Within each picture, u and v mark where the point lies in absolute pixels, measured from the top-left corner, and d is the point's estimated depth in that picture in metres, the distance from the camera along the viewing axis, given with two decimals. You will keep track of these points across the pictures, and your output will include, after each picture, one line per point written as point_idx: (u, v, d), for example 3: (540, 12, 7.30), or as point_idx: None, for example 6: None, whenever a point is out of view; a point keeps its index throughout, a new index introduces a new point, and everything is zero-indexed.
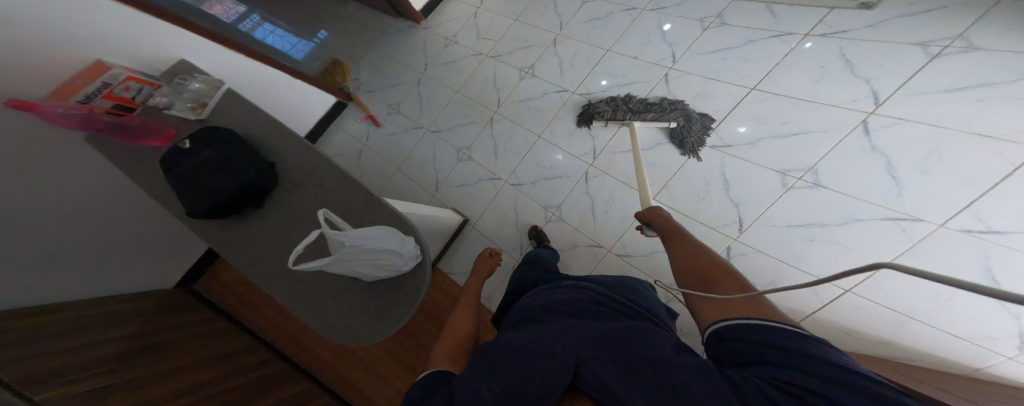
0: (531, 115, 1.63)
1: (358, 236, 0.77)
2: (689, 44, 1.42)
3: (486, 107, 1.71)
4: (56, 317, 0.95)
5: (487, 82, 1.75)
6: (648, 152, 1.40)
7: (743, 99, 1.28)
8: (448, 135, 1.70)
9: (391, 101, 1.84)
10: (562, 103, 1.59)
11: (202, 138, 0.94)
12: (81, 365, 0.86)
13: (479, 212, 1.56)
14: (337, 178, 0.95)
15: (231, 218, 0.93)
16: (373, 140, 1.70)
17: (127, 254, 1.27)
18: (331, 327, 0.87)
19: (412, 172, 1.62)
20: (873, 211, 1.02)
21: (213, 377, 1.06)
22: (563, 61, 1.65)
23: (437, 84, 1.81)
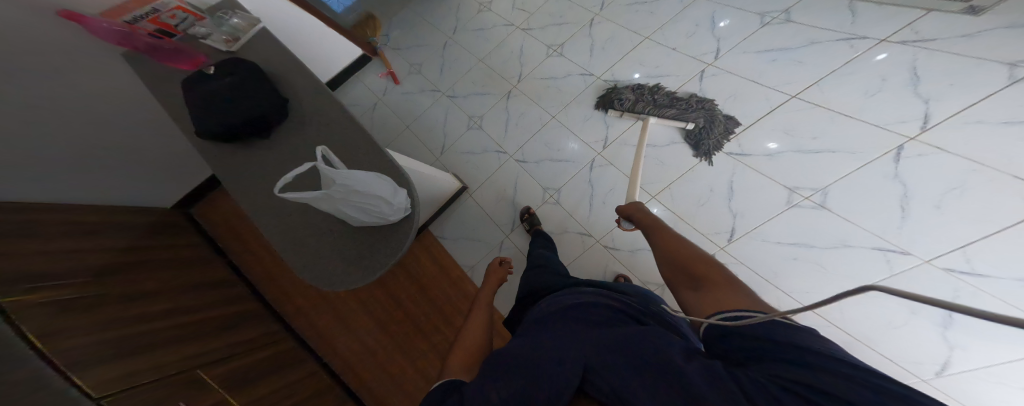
0: (549, 94, 1.56)
1: (349, 174, 0.78)
2: (739, 40, 1.30)
3: (507, 80, 1.65)
4: (83, 216, 1.05)
5: (513, 54, 1.68)
6: (661, 149, 1.31)
7: (780, 106, 1.18)
8: (462, 102, 1.67)
9: (414, 61, 1.83)
10: (584, 86, 1.52)
11: (224, 66, 0.99)
12: (89, 262, 0.94)
13: (479, 182, 1.53)
14: (337, 124, 0.98)
15: (235, 145, 0.99)
16: (389, 97, 1.78)
17: (151, 173, 1.32)
18: (306, 266, 0.90)
19: (422, 133, 1.65)
20: (866, 238, 1.00)
21: (185, 307, 1.08)
22: (597, 43, 1.56)
23: (462, 50, 1.77)
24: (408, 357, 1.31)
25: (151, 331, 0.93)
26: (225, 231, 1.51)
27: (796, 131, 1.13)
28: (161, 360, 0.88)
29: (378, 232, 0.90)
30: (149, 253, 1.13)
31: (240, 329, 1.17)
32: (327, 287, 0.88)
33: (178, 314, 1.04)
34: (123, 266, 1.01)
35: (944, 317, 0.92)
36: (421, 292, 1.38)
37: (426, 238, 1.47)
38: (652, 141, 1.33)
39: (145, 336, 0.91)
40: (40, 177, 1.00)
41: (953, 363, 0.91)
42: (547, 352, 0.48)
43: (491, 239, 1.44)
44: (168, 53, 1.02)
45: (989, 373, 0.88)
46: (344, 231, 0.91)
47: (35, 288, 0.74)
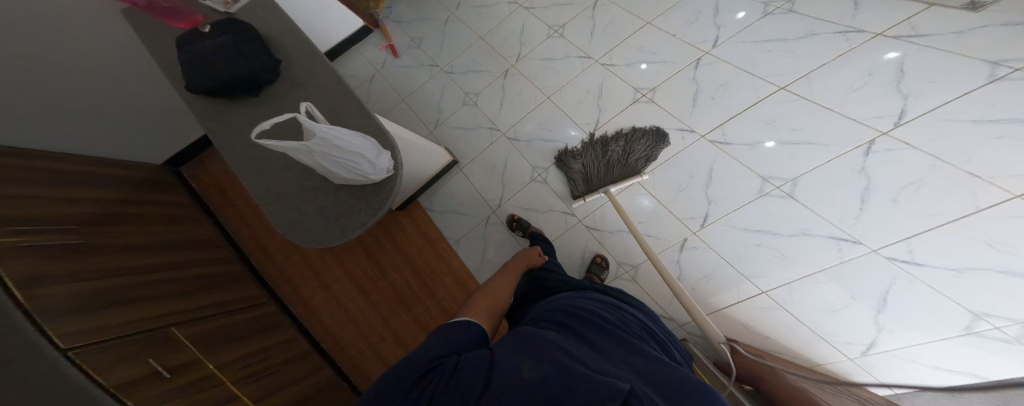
0: (546, 75, 1.56)
1: (330, 128, 0.80)
2: (739, 30, 1.29)
3: (506, 58, 1.64)
4: (81, 167, 1.08)
5: (514, 33, 1.67)
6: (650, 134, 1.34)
7: (768, 96, 1.19)
8: (460, 78, 1.66)
9: (413, 34, 1.79)
10: (581, 69, 1.52)
11: (218, 24, 1.01)
12: (76, 211, 0.95)
13: (470, 158, 1.55)
14: (329, 87, 1.00)
15: (227, 102, 1.02)
16: (387, 69, 1.75)
17: (142, 129, 1.33)
18: (292, 227, 0.95)
19: (417, 105, 1.66)
20: (826, 228, 1.04)
21: (174, 263, 1.11)
22: (597, 25, 1.55)
23: (462, 26, 1.74)
24: (389, 328, 1.34)
25: (136, 285, 0.96)
26: (212, 192, 1.50)
27: (780, 123, 1.15)
28: (150, 314, 0.92)
29: (360, 192, 0.95)
30: (143, 208, 1.17)
31: (226, 290, 1.19)
32: (309, 244, 0.93)
33: (168, 268, 1.08)
34: (110, 217, 1.04)
35: (880, 302, 0.98)
36: (404, 261, 1.42)
37: (415, 209, 1.51)
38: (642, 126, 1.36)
39: (122, 291, 0.91)
40: (38, 126, 1.03)
41: (877, 344, 0.99)
42: (592, 366, 0.55)
43: (479, 214, 1.49)
44: (166, 10, 1.04)
45: (909, 353, 0.96)
46: (330, 192, 0.95)
47: (22, 232, 0.78)
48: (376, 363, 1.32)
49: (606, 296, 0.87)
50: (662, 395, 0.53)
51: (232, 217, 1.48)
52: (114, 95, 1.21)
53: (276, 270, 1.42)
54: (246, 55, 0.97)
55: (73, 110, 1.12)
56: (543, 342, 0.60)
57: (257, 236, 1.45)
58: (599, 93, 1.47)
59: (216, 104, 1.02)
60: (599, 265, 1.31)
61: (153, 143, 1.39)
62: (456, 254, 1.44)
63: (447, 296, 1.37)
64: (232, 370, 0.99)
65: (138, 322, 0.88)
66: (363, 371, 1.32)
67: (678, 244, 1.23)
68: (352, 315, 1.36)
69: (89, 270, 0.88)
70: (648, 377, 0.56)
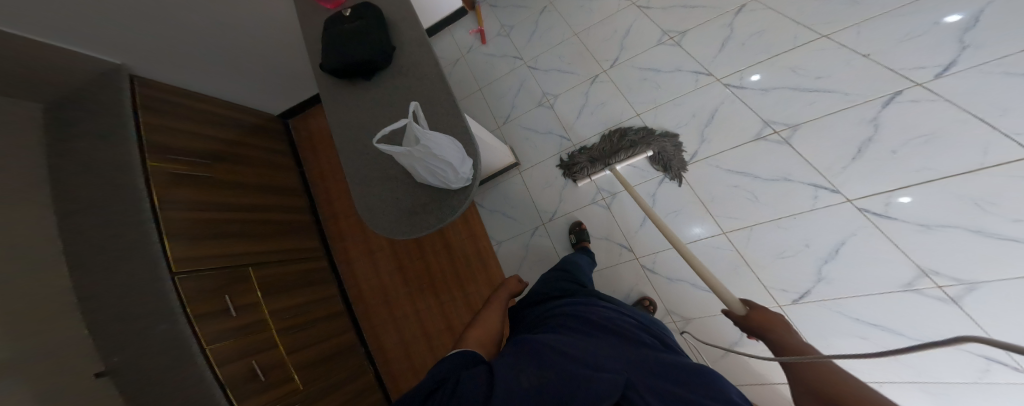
0: (644, 90, 1.44)
1: (432, 140, 0.92)
2: (1005, 53, 0.94)
3: (598, 62, 1.50)
4: (217, 112, 1.36)
5: (617, 34, 1.52)
6: (758, 183, 1.21)
7: (1004, 161, 0.90)
8: (542, 77, 1.56)
9: (507, 21, 1.71)
10: (695, 86, 1.37)
11: (357, 11, 1.24)
12: (199, 148, 1.20)
13: (533, 163, 1.50)
14: (429, 88, 1.13)
15: (345, 82, 1.23)
16: (473, 55, 1.72)
17: (270, 87, 1.58)
18: (367, 209, 1.10)
19: (490, 98, 1.60)
20: (977, 342, 0.91)
21: (265, 205, 1.34)
22: (735, 35, 1.36)
23: (558, 19, 1.61)
24: (414, 307, 1.39)
25: (237, 220, 1.19)
26: (305, 145, 1.71)
27: (1000, 205, 0.90)
28: (235, 250, 1.13)
29: (438, 194, 1.06)
30: (252, 151, 1.43)
31: (296, 237, 1.40)
32: (382, 231, 1.07)
33: (259, 209, 1.31)
34: (224, 157, 1.29)
35: None
36: (445, 249, 1.45)
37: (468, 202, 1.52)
38: (754, 171, 1.22)
39: (223, 224, 1.13)
40: (193, 76, 1.30)
41: None
42: (591, 362, 0.55)
43: (529, 222, 1.47)
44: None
45: None
46: (403, 189, 1.08)
47: (167, 159, 1.06)
48: (395, 340, 1.38)
49: (612, 303, 0.84)
50: (665, 389, 0.52)
51: (314, 169, 1.67)
52: (256, 57, 1.45)
53: (333, 226, 1.56)
54: (367, 43, 1.16)
55: (225, 67, 1.38)
56: (543, 349, 0.58)
57: (326, 188, 1.61)
58: (708, 120, 1.32)
59: (332, 85, 1.23)
60: (645, 308, 1.27)
61: (278, 98, 1.65)
62: (494, 255, 1.45)
63: (476, 293, 1.40)
64: (279, 319, 1.12)
65: (229, 255, 1.10)
66: (377, 340, 1.40)
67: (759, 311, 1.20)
68: (385, 287, 1.43)
69: (204, 199, 1.12)
70: (638, 363, 0.57)
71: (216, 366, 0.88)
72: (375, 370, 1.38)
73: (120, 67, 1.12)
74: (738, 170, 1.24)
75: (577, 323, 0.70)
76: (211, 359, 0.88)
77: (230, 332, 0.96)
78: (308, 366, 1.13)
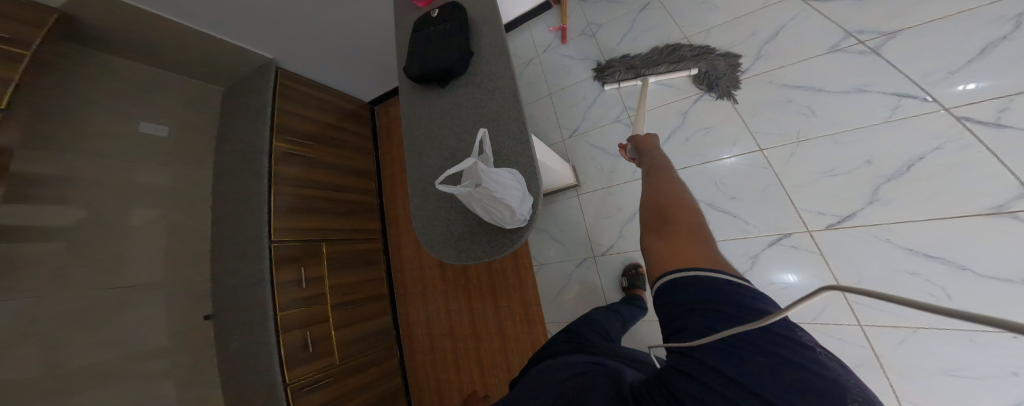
0: (787, 114, 1.04)
1: (495, 180, 0.85)
2: None
3: (732, 65, 1.13)
4: (322, 101, 1.58)
5: (764, 34, 1.11)
6: (965, 282, 0.80)
7: None
8: (627, 90, 1.26)
9: (597, 15, 1.40)
10: (891, 114, 0.91)
11: (444, 12, 1.19)
12: (304, 134, 1.43)
13: (597, 188, 1.29)
14: (496, 108, 1.04)
15: (421, 87, 1.23)
16: (548, 56, 1.47)
17: (368, 79, 1.73)
18: (422, 225, 1.13)
19: (561, 109, 1.38)
20: None
21: (348, 185, 1.56)
22: (1022, 34, 0.81)
23: (667, 15, 1.27)
24: (445, 305, 1.49)
25: (326, 199, 1.43)
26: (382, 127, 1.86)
27: None
28: (318, 227, 1.36)
29: (496, 229, 1.00)
30: (347, 135, 1.64)
31: (366, 218, 1.59)
32: (440, 255, 1.08)
33: (340, 190, 1.51)
34: (324, 141, 1.51)
35: None
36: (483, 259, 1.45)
37: None
38: (976, 265, 0.79)
39: (314, 202, 1.38)
40: (307, 68, 1.52)
41: None
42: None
43: (579, 253, 1.32)
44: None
45: None
46: (457, 215, 1.07)
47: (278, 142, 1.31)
48: (423, 330, 1.53)
49: (593, 356, 0.74)
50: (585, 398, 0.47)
51: (384, 147, 1.82)
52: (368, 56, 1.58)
53: (392, 209, 1.70)
54: (447, 50, 1.11)
55: (342, 62, 1.55)
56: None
57: (393, 174, 1.74)
58: (898, 171, 0.89)
59: (411, 91, 1.25)
60: None
61: (375, 87, 1.80)
62: (528, 283, 1.38)
63: (506, 310, 1.39)
64: (335, 294, 1.34)
65: (309, 232, 1.31)
66: (408, 327, 1.56)
67: None
68: (424, 278, 1.55)
69: (304, 179, 1.37)
70: (567, 393, 0.51)
71: (281, 331, 1.13)
72: (400, 353, 1.56)
73: (272, 61, 1.41)
74: (927, 254, 0.84)
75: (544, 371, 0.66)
76: (278, 325, 1.12)
77: (296, 300, 1.20)
78: (348, 343, 1.34)
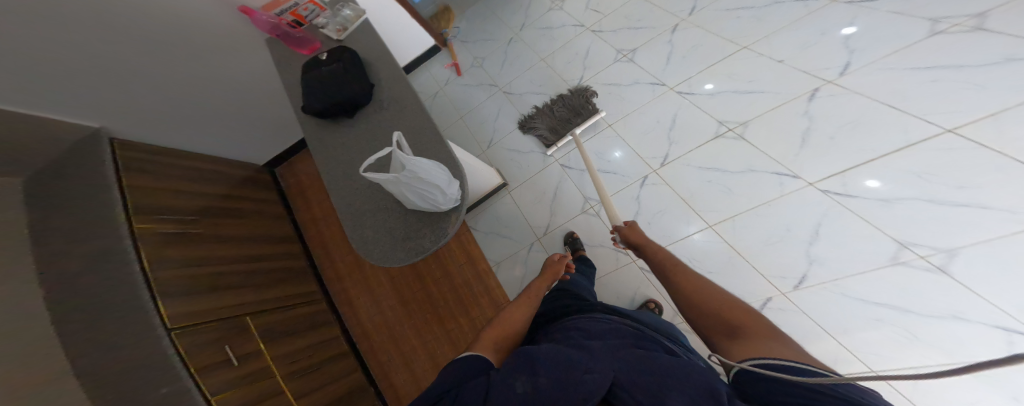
0: (609, 100, 1.51)
1: (418, 165, 0.89)
2: (876, 58, 1.15)
3: (564, 82, 1.60)
4: (204, 169, 1.38)
5: (578, 56, 1.63)
6: (730, 176, 1.25)
7: (916, 143, 1.02)
8: (518, 100, 1.66)
9: (478, 54, 1.84)
10: (653, 96, 1.45)
11: (334, 54, 1.24)
12: (190, 206, 1.20)
13: (521, 181, 1.55)
14: (410, 117, 1.13)
15: (329, 122, 1.22)
16: (450, 87, 1.81)
17: (252, 136, 1.65)
18: (360, 241, 1.05)
19: (473, 124, 1.68)
20: (988, 314, 0.88)
21: (257, 254, 1.34)
22: (675, 51, 1.48)
23: (525, 47, 1.75)
24: (421, 340, 1.39)
25: (232, 272, 1.19)
26: (290, 188, 1.79)
27: (930, 176, 0.98)
28: (226, 302, 1.10)
29: (431, 216, 1.02)
30: (242, 203, 1.44)
31: (292, 283, 1.40)
32: (379, 262, 1.01)
33: (255, 259, 1.32)
34: (210, 211, 1.27)
35: None
36: (445, 276, 1.47)
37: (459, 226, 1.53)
38: (722, 166, 1.26)
39: (219, 278, 1.13)
40: (157, 134, 1.30)
41: None
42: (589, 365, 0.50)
43: (523, 239, 1.48)
44: (295, 40, 1.30)
45: None
46: (396, 217, 1.05)
47: (155, 219, 1.04)
48: (403, 373, 1.38)
49: (614, 310, 0.75)
50: (658, 384, 0.47)
51: (303, 212, 1.72)
52: (250, 108, 1.57)
53: (328, 264, 1.61)
54: (348, 82, 1.16)
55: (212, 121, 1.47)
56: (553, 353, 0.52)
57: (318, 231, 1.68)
58: (671, 124, 1.39)
59: (316, 125, 1.22)
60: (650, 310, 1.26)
61: (258, 145, 1.70)
62: (494, 279, 1.44)
63: (480, 317, 1.38)
64: (282, 364, 1.13)
65: (228, 307, 1.09)
66: (386, 376, 1.39)
67: (760, 302, 1.13)
68: (385, 319, 1.44)
69: (200, 254, 1.12)
70: (642, 371, 0.50)
71: None
72: None
73: (99, 129, 1.14)
74: (706, 167, 1.29)
75: (576, 331, 0.63)
76: None
77: (225, 384, 0.94)
78: None
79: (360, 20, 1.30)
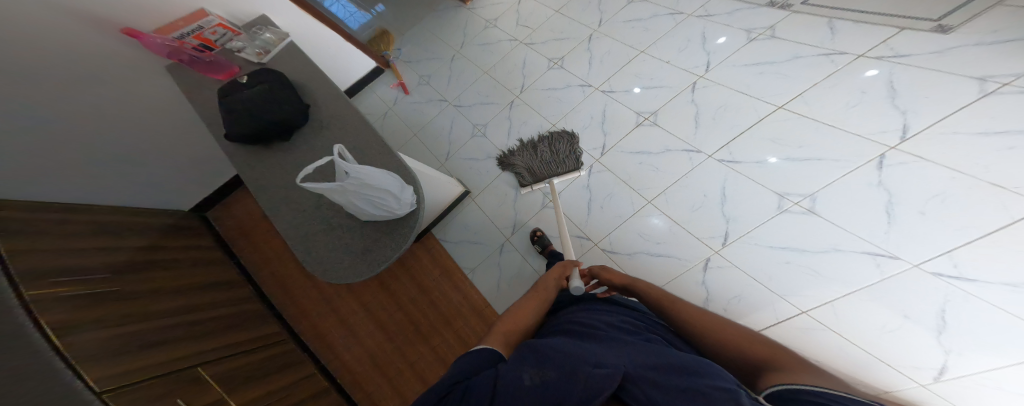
0: (550, 103, 1.63)
1: (362, 170, 0.81)
2: (728, 55, 1.39)
3: (510, 90, 1.73)
4: (105, 219, 1.16)
5: (516, 67, 1.78)
6: (656, 156, 1.37)
7: (767, 115, 1.24)
8: (468, 111, 1.77)
9: (423, 72, 1.97)
10: (583, 96, 1.59)
11: (255, 76, 1.09)
12: (96, 261, 1.00)
13: (482, 186, 1.59)
14: (355, 128, 1.05)
15: (261, 148, 1.06)
16: (398, 105, 1.92)
17: (163, 177, 1.44)
18: (315, 261, 0.92)
19: (428, 140, 1.76)
20: (856, 242, 1.01)
21: (187, 305, 1.14)
22: (594, 56, 1.65)
23: (467, 62, 1.89)
24: (407, 363, 1.34)
25: (164, 327, 1.01)
26: (233, 233, 1.66)
27: (785, 140, 1.18)
28: (156, 359, 0.90)
29: (390, 226, 0.93)
30: (162, 253, 1.24)
31: (245, 329, 1.24)
32: (338, 281, 0.89)
33: (192, 310, 1.14)
34: (126, 265, 1.08)
35: (939, 322, 0.89)
36: (421, 292, 1.44)
37: (428, 241, 1.55)
38: (646, 148, 1.39)
39: (146, 335, 0.94)
40: (33, 180, 1.07)
41: (950, 368, 0.88)
42: (596, 357, 0.50)
43: (492, 242, 1.49)
44: (206, 65, 1.14)
45: (988, 377, 0.84)
46: (352, 229, 0.94)
47: (52, 282, 0.82)
48: (394, 397, 1.31)
49: (623, 309, 0.76)
50: (669, 381, 0.46)
51: (256, 260, 1.61)
52: (159, 145, 1.38)
53: (290, 304, 1.52)
54: (279, 101, 1.02)
55: (101, 163, 1.24)
56: (565, 347, 0.51)
57: (275, 271, 1.59)
58: (602, 119, 1.52)
59: (245, 150, 1.06)
60: None
61: (171, 188, 1.49)
62: (471, 285, 1.43)
63: (465, 327, 1.36)
64: None
65: (171, 361, 0.93)
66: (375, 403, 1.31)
67: (700, 264, 1.19)
68: (366, 347, 1.40)
69: (116, 313, 0.93)
70: (654, 367, 0.49)
71: None
72: None
73: None
74: (634, 151, 1.41)
75: (582, 331, 0.64)
76: None
77: None
78: None
79: (284, 43, 1.23)
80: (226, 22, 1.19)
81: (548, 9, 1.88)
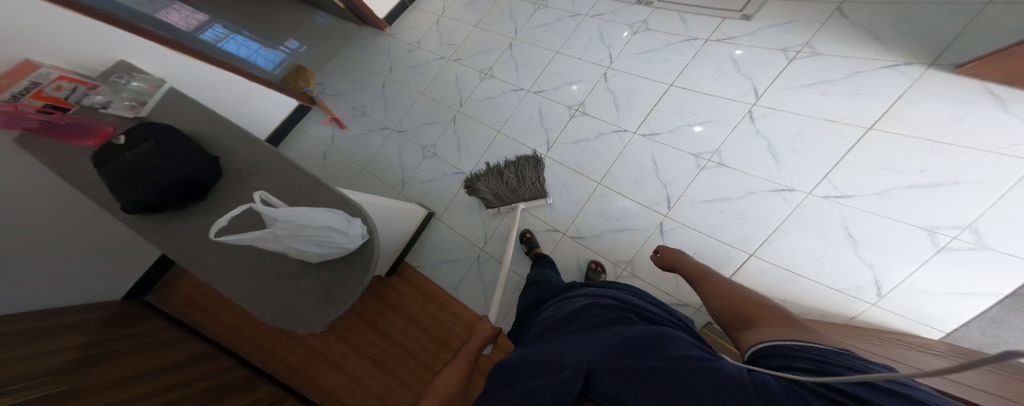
0: (491, 112, 1.71)
1: (291, 211, 0.81)
2: (623, 47, 1.56)
3: (449, 107, 1.80)
4: (30, 325, 1.08)
5: (450, 84, 1.85)
6: (592, 142, 1.49)
7: (664, 94, 1.42)
8: (412, 134, 1.81)
9: (354, 103, 2.01)
10: (518, 100, 1.69)
11: (136, 132, 0.97)
12: (36, 367, 0.94)
13: (445, 205, 1.65)
14: (279, 171, 1.02)
15: (173, 213, 0.99)
16: (338, 141, 1.94)
17: (81, 265, 1.37)
18: (276, 314, 0.90)
19: (380, 171, 1.78)
20: (765, 184, 1.19)
21: (158, 388, 1.10)
22: (518, 62, 1.76)
23: (401, 87, 1.94)
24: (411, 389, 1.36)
25: None
26: (187, 309, 1.63)
27: (684, 110, 1.36)
28: None
29: (347, 261, 0.94)
30: (110, 345, 1.18)
31: (236, 395, 1.21)
32: (299, 329, 0.89)
33: (151, 395, 1.06)
34: (71, 366, 1.02)
35: (850, 239, 1.07)
36: (407, 320, 1.48)
37: (406, 270, 1.59)
38: (582, 137, 1.51)
39: None
40: None
41: (883, 282, 1.03)
42: (561, 362, 0.54)
43: (468, 255, 1.55)
44: (66, 129, 1.01)
45: (914, 284, 1.00)
46: (308, 273, 0.93)
47: None
48: None
49: (595, 289, 0.82)
50: (630, 363, 0.50)
51: (225, 332, 1.57)
52: (67, 233, 1.31)
53: (276, 362, 1.49)
54: (176, 160, 0.94)
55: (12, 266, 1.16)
56: (534, 364, 0.56)
57: (248, 335, 1.55)
58: (540, 118, 1.62)
59: (150, 218, 0.97)
60: (595, 270, 1.32)
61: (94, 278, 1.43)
62: (456, 299, 1.49)
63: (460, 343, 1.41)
64: None
65: None
66: None
67: (656, 229, 1.31)
68: (366, 386, 1.40)
69: None
70: (616, 352, 0.53)
71: None
72: None
73: None
74: (573, 142, 1.53)
75: (555, 324, 0.68)
76: None
77: None
78: None
79: (160, 91, 1.16)
80: (70, 75, 1.11)
81: (464, 25, 1.97)
